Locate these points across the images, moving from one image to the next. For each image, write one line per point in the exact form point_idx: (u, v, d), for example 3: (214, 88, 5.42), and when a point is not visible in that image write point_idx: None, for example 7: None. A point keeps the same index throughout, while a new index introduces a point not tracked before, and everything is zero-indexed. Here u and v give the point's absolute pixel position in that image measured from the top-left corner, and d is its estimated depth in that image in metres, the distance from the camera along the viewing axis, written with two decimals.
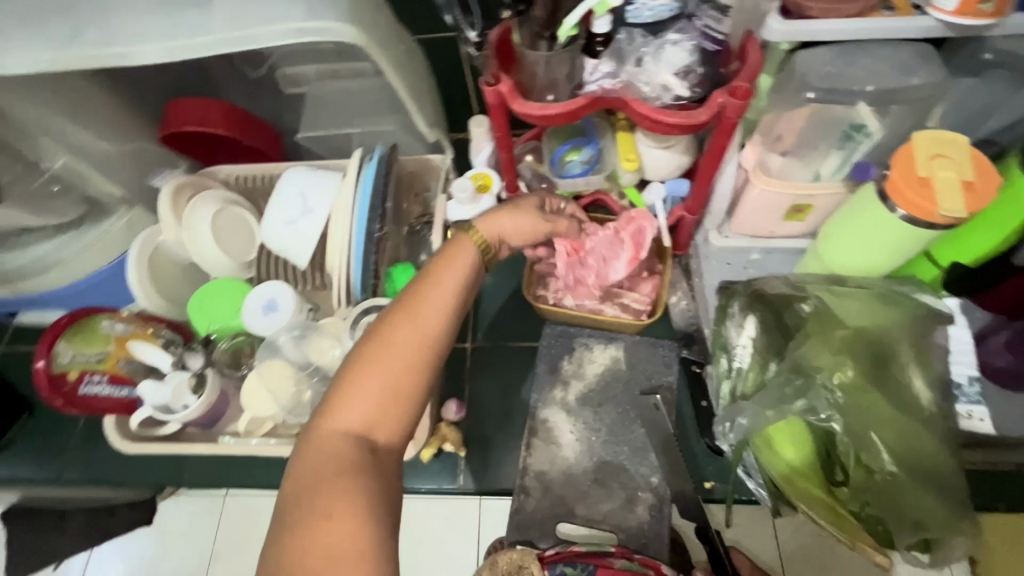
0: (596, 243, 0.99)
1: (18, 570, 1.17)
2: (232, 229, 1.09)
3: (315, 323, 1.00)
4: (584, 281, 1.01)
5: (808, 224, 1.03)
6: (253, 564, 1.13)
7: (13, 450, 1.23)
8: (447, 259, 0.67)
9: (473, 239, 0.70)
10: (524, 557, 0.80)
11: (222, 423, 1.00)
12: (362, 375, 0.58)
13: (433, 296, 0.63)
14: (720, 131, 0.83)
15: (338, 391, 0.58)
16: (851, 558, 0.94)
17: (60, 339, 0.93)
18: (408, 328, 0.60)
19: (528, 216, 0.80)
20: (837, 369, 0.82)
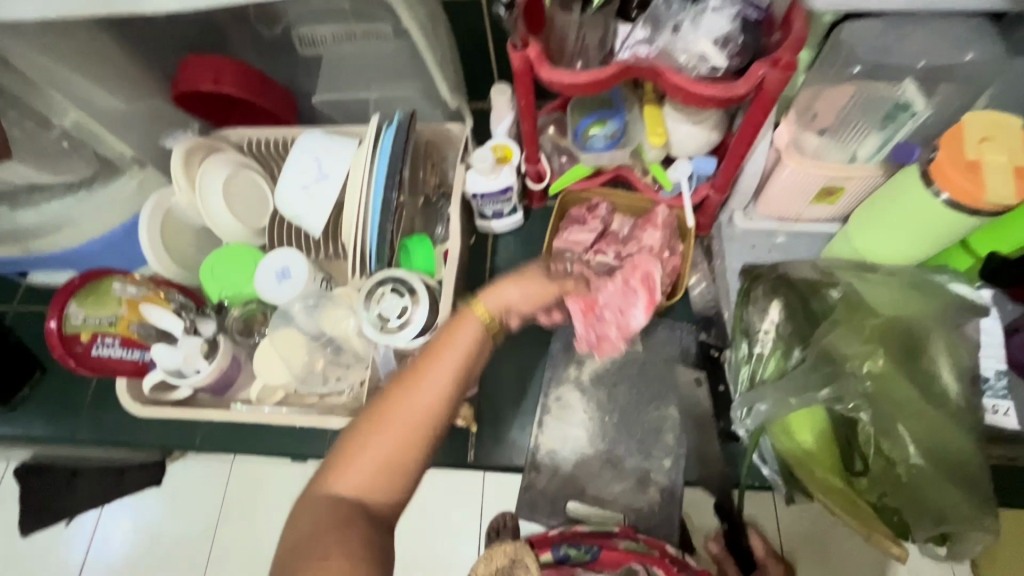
0: (609, 296, 0.94)
1: (34, 524, 1.21)
2: (245, 195, 1.07)
3: (328, 292, 0.98)
4: (606, 339, 0.96)
5: (837, 207, 0.99)
6: (262, 526, 1.17)
7: (26, 409, 1.24)
8: (449, 334, 0.64)
9: (478, 314, 0.66)
10: (517, 550, 0.74)
11: (234, 389, 0.99)
12: (358, 449, 0.59)
13: (429, 375, 0.61)
14: (757, 104, 0.79)
15: (336, 460, 0.59)
16: (847, 541, 0.97)
17: (71, 300, 0.91)
18: (402, 407, 0.60)
19: (539, 279, 0.71)
20: (868, 358, 0.80)
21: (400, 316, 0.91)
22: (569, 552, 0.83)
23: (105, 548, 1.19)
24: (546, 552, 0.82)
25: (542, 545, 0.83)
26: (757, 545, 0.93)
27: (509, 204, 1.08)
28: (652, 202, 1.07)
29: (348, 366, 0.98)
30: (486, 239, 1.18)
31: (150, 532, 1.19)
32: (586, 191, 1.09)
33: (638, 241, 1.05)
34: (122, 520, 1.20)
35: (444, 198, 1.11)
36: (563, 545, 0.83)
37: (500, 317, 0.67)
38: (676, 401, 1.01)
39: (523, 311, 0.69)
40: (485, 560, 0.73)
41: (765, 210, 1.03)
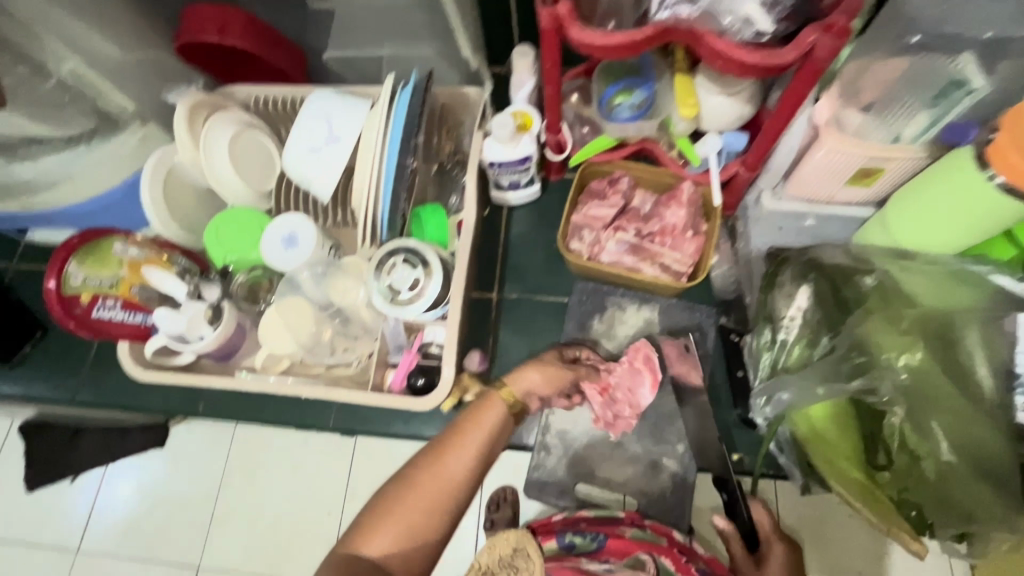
0: (623, 376, 0.94)
1: (37, 480, 1.20)
2: (250, 157, 1.02)
3: (337, 260, 0.94)
4: (624, 416, 0.94)
5: (874, 190, 0.93)
6: (261, 493, 1.15)
7: (28, 368, 1.22)
8: (480, 411, 0.70)
9: (505, 394, 0.72)
10: (521, 538, 0.71)
11: (239, 357, 0.96)
12: (389, 512, 0.63)
13: (459, 451, 0.66)
14: (801, 75, 0.74)
15: (367, 522, 0.63)
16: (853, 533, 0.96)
17: (70, 260, 0.86)
18: (432, 476, 0.65)
19: (557, 372, 0.79)
20: (905, 351, 0.77)
21: (411, 287, 0.88)
22: (575, 539, 0.81)
23: (108, 506, 1.17)
24: (550, 540, 0.81)
25: (547, 535, 0.82)
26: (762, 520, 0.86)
27: (526, 174, 1.03)
28: (677, 177, 1.02)
29: (357, 338, 0.95)
30: (501, 211, 1.13)
31: (152, 495, 1.17)
32: (608, 164, 1.04)
33: (660, 219, 1.01)
34: (123, 481, 1.19)
35: (458, 164, 1.05)
36: (569, 532, 0.82)
37: (523, 400, 0.74)
38: (692, 386, 0.98)
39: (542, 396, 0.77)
40: (488, 549, 0.72)
41: (796, 190, 0.96)
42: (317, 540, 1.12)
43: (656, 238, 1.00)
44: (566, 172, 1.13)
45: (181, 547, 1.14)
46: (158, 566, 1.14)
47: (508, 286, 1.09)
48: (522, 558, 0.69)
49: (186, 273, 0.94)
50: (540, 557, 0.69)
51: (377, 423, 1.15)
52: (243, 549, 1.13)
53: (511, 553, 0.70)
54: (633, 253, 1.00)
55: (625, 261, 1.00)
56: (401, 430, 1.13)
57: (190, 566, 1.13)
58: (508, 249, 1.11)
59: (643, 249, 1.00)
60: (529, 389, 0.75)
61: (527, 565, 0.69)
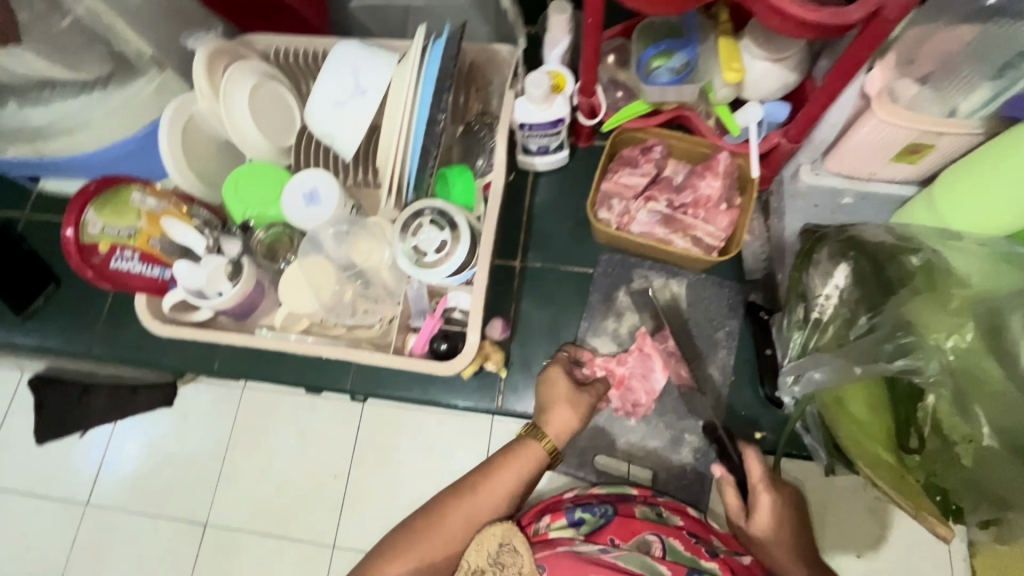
0: (635, 366, 0.95)
1: (48, 436, 1.24)
2: (270, 110, 0.98)
3: (360, 220, 0.91)
4: (643, 404, 0.95)
5: (919, 167, 0.90)
6: (267, 454, 1.16)
7: (40, 321, 1.20)
8: (515, 454, 0.76)
9: (542, 445, 0.78)
10: (507, 532, 0.70)
11: (257, 316, 0.95)
12: (415, 539, 0.69)
13: (493, 488, 0.73)
14: (858, 41, 0.70)
15: (395, 543, 0.68)
16: (859, 517, 0.98)
17: (89, 208, 0.83)
18: (463, 509, 0.71)
19: (584, 407, 0.84)
20: (954, 332, 0.74)
21: (437, 250, 0.85)
22: (583, 515, 0.78)
23: (115, 461, 1.22)
24: (557, 519, 0.78)
25: (556, 514, 0.79)
26: (753, 468, 0.78)
27: (556, 139, 1.00)
28: (713, 146, 0.97)
29: (379, 301, 0.92)
30: (526, 176, 1.10)
31: (159, 452, 1.21)
32: (641, 131, 0.99)
33: (694, 190, 0.97)
34: (132, 438, 1.22)
35: (486, 126, 1.01)
36: (577, 509, 0.78)
37: (558, 449, 0.80)
38: (716, 362, 0.97)
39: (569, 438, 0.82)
40: (475, 546, 0.70)
41: (837, 166, 0.94)
42: (325, 504, 1.13)
43: (689, 210, 0.97)
44: (595, 140, 1.10)
45: (190, 505, 1.17)
46: (164, 519, 1.18)
47: (532, 255, 1.06)
48: (508, 553, 0.69)
49: (206, 227, 0.92)
50: (527, 550, 0.68)
51: (394, 387, 1.12)
52: (251, 508, 1.15)
53: (498, 548, 0.69)
54: (665, 225, 0.97)
55: (656, 232, 0.97)
56: (420, 396, 1.10)
57: (198, 522, 1.16)
58: (533, 216, 1.08)
59: (676, 220, 0.97)
60: (560, 429, 0.81)
61: (515, 560, 0.68)
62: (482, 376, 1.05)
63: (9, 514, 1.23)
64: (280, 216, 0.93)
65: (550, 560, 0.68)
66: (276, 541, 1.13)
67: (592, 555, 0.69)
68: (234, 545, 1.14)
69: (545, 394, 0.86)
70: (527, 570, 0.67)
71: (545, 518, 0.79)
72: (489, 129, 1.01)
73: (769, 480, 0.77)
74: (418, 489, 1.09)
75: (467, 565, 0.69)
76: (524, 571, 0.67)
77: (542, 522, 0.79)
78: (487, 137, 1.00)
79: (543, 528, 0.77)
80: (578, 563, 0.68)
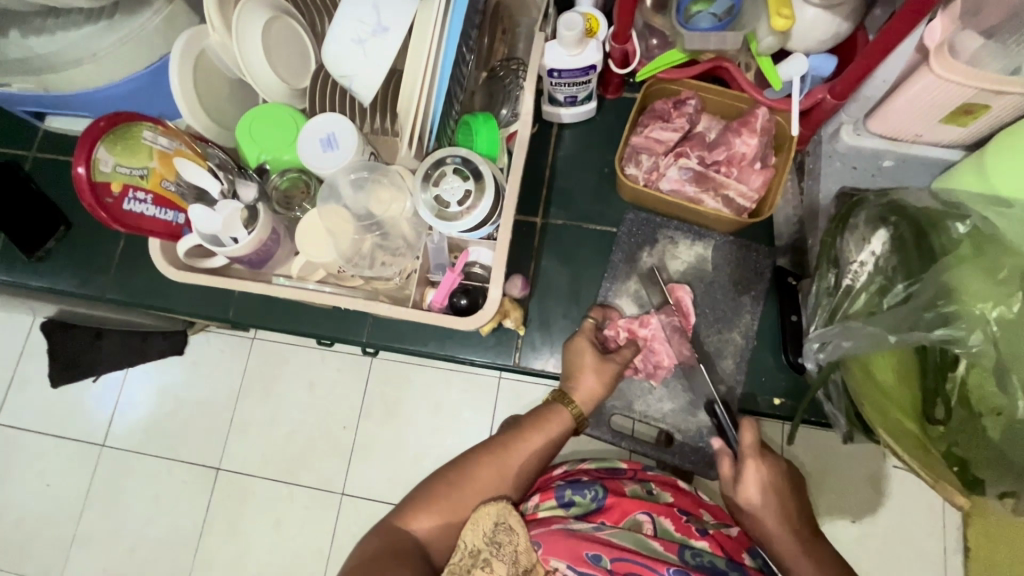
0: (659, 328, 0.92)
1: (63, 377, 1.26)
2: (285, 47, 0.94)
3: (378, 166, 0.87)
4: (665, 366, 0.92)
5: (967, 131, 0.86)
6: (279, 404, 1.22)
7: (49, 264, 1.17)
8: (544, 417, 0.78)
9: (570, 411, 0.79)
10: (502, 511, 0.70)
11: (273, 265, 0.92)
12: (439, 495, 0.70)
13: (523, 445, 0.75)
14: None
15: (421, 497, 0.70)
16: (851, 495, 1.05)
17: (100, 145, 0.79)
18: (490, 466, 0.73)
19: (611, 375, 0.83)
20: (1001, 303, 0.71)
21: (460, 201, 0.82)
22: (574, 497, 0.78)
23: (128, 407, 1.26)
24: (547, 500, 0.79)
25: (545, 494, 0.80)
26: (745, 437, 0.73)
27: (586, 88, 0.95)
28: (751, 101, 0.92)
29: (397, 253, 0.88)
30: (550, 128, 1.05)
31: (171, 399, 1.25)
32: (676, 82, 0.94)
33: (728, 147, 0.92)
34: (145, 381, 1.27)
35: (512, 72, 0.95)
36: (566, 488, 0.79)
37: (587, 413, 0.82)
38: (740, 327, 0.95)
39: (595, 404, 0.83)
40: (471, 527, 0.69)
41: (878, 127, 0.90)
42: (334, 450, 1.19)
43: (722, 167, 0.93)
44: (624, 92, 1.05)
45: (202, 449, 1.22)
46: (178, 462, 1.22)
47: (554, 211, 1.03)
48: (504, 532, 0.70)
49: (220, 169, 0.89)
50: (522, 528, 0.70)
51: (412, 341, 1.05)
52: (260, 454, 1.21)
53: (494, 527, 0.70)
54: (695, 182, 0.93)
55: (686, 190, 0.93)
56: (436, 351, 1.04)
57: (211, 466, 1.21)
58: (556, 171, 1.04)
59: (708, 177, 0.93)
60: (588, 397, 0.82)
61: (510, 538, 0.69)
62: (501, 331, 1.01)
63: (28, 453, 1.27)
64: (295, 159, 0.91)
65: (545, 538, 0.71)
66: (287, 485, 1.19)
67: (585, 532, 0.72)
68: (246, 487, 1.20)
69: (572, 363, 0.84)
70: (523, 547, 0.69)
71: (534, 499, 0.80)
72: (515, 74, 0.95)
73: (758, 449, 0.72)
74: (425, 441, 1.17)
75: (464, 546, 0.68)
76: (520, 548, 0.69)
77: (531, 503, 0.80)
78: (513, 83, 0.95)
79: (533, 508, 0.79)
80: (572, 540, 0.71)
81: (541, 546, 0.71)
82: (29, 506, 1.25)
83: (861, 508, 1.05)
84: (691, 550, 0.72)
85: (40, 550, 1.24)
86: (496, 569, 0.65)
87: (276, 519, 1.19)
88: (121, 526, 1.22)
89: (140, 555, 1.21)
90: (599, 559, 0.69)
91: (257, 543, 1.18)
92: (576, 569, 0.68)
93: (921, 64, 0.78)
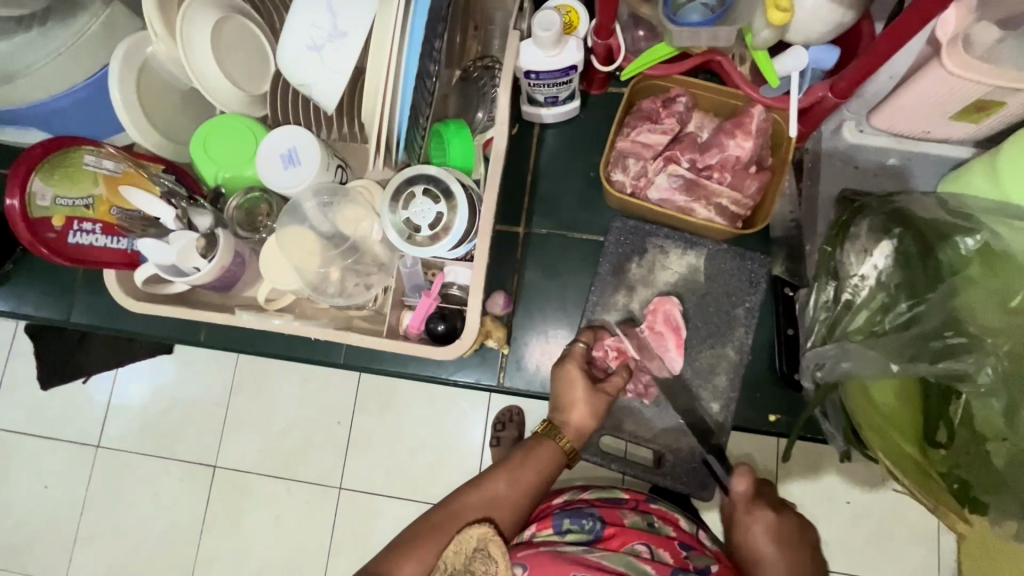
0: (646, 343, 0.89)
1: (51, 382, 1.23)
2: (236, 50, 0.85)
3: (343, 186, 0.82)
4: (656, 383, 0.89)
5: (980, 127, 0.79)
6: (264, 415, 1.18)
7: (13, 283, 1.11)
8: (526, 457, 0.74)
9: (560, 446, 0.76)
10: (485, 536, 0.65)
11: (240, 288, 0.87)
12: (422, 539, 0.65)
13: (509, 481, 0.71)
14: None
15: (404, 541, 0.64)
16: (859, 518, 0.96)
17: (34, 176, 0.73)
18: (476, 497, 0.69)
19: (603, 407, 0.80)
20: (1013, 333, 0.67)
21: (431, 225, 0.76)
22: (570, 526, 0.75)
23: (121, 403, 1.23)
24: (544, 528, 0.76)
25: (542, 522, 0.77)
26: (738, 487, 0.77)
27: (567, 88, 0.88)
28: (747, 99, 0.85)
29: (369, 275, 0.83)
30: (532, 128, 0.98)
31: (162, 397, 1.22)
32: (665, 79, 0.87)
33: (721, 150, 0.85)
34: (136, 379, 1.23)
35: (486, 71, 0.88)
36: (564, 516, 0.76)
37: (576, 444, 0.78)
38: (734, 341, 0.90)
39: (586, 441, 0.79)
40: (453, 548, 0.64)
41: (882, 124, 0.84)
42: (330, 449, 1.16)
43: (714, 173, 0.87)
44: (609, 87, 0.97)
45: (195, 450, 1.20)
46: (175, 460, 1.20)
47: (537, 219, 0.98)
48: (482, 559, 0.64)
49: (172, 195, 0.81)
50: (502, 556, 0.63)
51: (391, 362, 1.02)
52: (256, 451, 1.18)
53: (472, 552, 0.65)
54: (686, 191, 0.87)
55: (676, 199, 0.87)
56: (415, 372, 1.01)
57: (208, 463, 1.19)
58: (539, 174, 0.98)
59: (699, 185, 0.86)
60: (579, 430, 0.78)
61: (487, 567, 0.63)
62: (484, 350, 0.98)
63: (19, 460, 1.24)
64: (257, 176, 0.84)
65: (529, 559, 0.67)
66: (285, 481, 1.17)
67: (572, 554, 0.68)
68: (238, 491, 1.18)
69: (562, 396, 0.80)
70: None
71: (531, 528, 0.77)
72: (490, 74, 0.88)
73: (747, 499, 0.76)
74: (414, 448, 1.14)
75: (444, 568, 0.63)
76: None
77: (528, 532, 0.77)
78: (489, 85, 0.87)
79: (529, 537, 0.76)
80: (558, 563, 0.67)
81: (524, 568, 0.67)
82: (27, 512, 1.23)
83: (873, 535, 0.96)
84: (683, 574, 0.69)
85: (33, 562, 1.22)
86: None
87: (274, 519, 1.17)
88: (123, 525, 1.21)
89: (142, 556, 1.19)
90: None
91: (254, 543, 1.17)
92: None
93: (932, 60, 0.70)
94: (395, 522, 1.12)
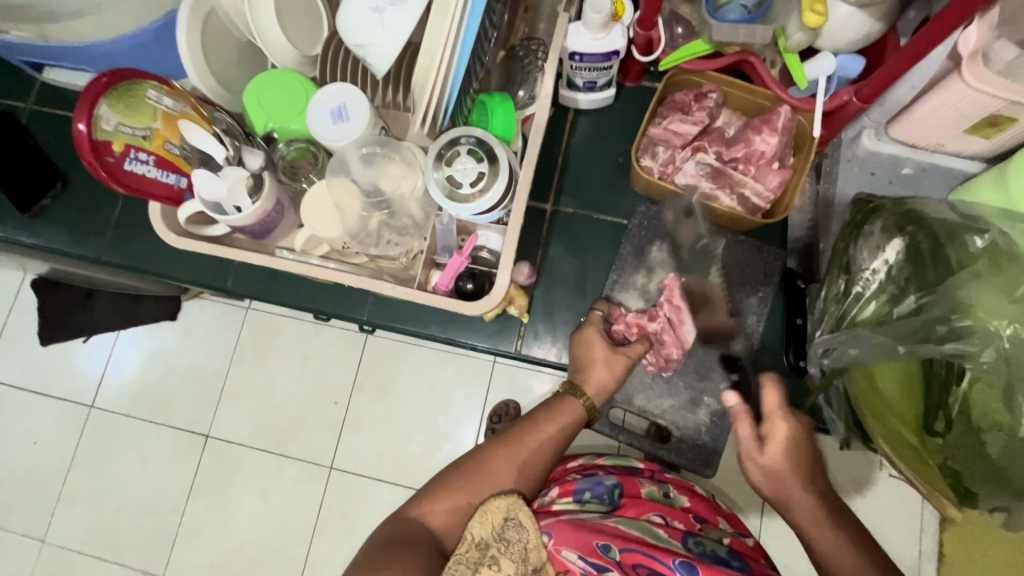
0: (666, 321, 0.92)
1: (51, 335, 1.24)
2: (299, 7, 0.88)
3: (389, 141, 0.84)
4: (676, 358, 0.92)
5: (991, 142, 0.84)
6: (273, 374, 1.20)
7: (41, 223, 1.14)
8: (557, 411, 0.77)
9: (581, 402, 0.79)
10: (513, 506, 0.67)
11: (276, 235, 0.89)
12: (451, 489, 0.67)
13: (533, 434, 0.73)
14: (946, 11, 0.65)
15: (435, 489, 0.67)
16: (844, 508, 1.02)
17: (102, 102, 0.79)
18: (504, 458, 0.70)
19: (621, 367, 0.83)
20: (1016, 320, 0.70)
21: (472, 183, 0.80)
22: (589, 496, 0.77)
23: (118, 369, 1.25)
24: (565, 495, 0.77)
25: (564, 488, 0.78)
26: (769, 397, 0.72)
27: (605, 74, 0.93)
28: (775, 98, 0.90)
29: (404, 232, 0.87)
30: (566, 114, 1.03)
31: (165, 361, 1.24)
32: (698, 73, 0.92)
33: (748, 144, 0.90)
34: (135, 348, 1.25)
35: (531, 51, 0.93)
36: (585, 487, 0.78)
37: (598, 403, 0.81)
38: (745, 328, 0.96)
39: (606, 399, 0.82)
40: (479, 519, 0.66)
41: (901, 134, 0.89)
42: (324, 425, 1.18)
43: (740, 165, 0.91)
44: (643, 81, 1.03)
45: (194, 414, 1.21)
46: (169, 428, 1.22)
47: (565, 199, 1.02)
48: (514, 529, 0.66)
49: (225, 134, 0.87)
50: (534, 526, 0.67)
51: (413, 322, 1.04)
52: (254, 422, 1.20)
53: (503, 523, 0.67)
54: (712, 179, 0.92)
55: (703, 185, 0.92)
56: (436, 332, 1.03)
57: (201, 433, 1.21)
58: (569, 156, 1.03)
59: (725, 175, 0.91)
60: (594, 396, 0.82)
61: (520, 536, 0.66)
62: (503, 318, 1.01)
63: (16, 411, 1.26)
64: (302, 129, 0.87)
65: (555, 528, 0.70)
66: (278, 456, 1.18)
67: (593, 521, 0.72)
68: (233, 456, 1.19)
69: (580, 357, 0.84)
70: (532, 544, 0.66)
71: (552, 491, 0.79)
72: (534, 55, 0.92)
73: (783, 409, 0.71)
74: (416, 418, 1.16)
75: (472, 539, 0.65)
76: (530, 546, 0.66)
77: (549, 495, 0.78)
78: (532, 64, 0.92)
79: (550, 501, 0.77)
80: (582, 533, 0.69)
81: (551, 536, 0.69)
82: (17, 462, 1.24)
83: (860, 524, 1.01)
84: (693, 538, 0.73)
85: (15, 515, 1.23)
86: (504, 568, 0.62)
87: (265, 489, 1.18)
88: (109, 488, 1.21)
89: (124, 519, 1.20)
90: (608, 549, 0.69)
91: (243, 511, 1.18)
92: (589, 560, 0.67)
93: (952, 73, 0.75)
94: (393, 497, 1.14)
